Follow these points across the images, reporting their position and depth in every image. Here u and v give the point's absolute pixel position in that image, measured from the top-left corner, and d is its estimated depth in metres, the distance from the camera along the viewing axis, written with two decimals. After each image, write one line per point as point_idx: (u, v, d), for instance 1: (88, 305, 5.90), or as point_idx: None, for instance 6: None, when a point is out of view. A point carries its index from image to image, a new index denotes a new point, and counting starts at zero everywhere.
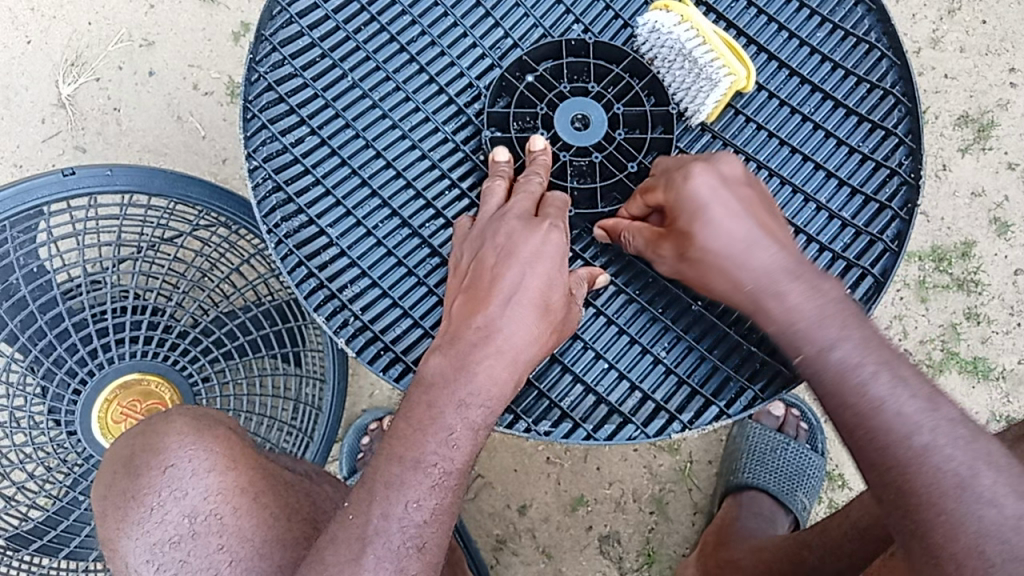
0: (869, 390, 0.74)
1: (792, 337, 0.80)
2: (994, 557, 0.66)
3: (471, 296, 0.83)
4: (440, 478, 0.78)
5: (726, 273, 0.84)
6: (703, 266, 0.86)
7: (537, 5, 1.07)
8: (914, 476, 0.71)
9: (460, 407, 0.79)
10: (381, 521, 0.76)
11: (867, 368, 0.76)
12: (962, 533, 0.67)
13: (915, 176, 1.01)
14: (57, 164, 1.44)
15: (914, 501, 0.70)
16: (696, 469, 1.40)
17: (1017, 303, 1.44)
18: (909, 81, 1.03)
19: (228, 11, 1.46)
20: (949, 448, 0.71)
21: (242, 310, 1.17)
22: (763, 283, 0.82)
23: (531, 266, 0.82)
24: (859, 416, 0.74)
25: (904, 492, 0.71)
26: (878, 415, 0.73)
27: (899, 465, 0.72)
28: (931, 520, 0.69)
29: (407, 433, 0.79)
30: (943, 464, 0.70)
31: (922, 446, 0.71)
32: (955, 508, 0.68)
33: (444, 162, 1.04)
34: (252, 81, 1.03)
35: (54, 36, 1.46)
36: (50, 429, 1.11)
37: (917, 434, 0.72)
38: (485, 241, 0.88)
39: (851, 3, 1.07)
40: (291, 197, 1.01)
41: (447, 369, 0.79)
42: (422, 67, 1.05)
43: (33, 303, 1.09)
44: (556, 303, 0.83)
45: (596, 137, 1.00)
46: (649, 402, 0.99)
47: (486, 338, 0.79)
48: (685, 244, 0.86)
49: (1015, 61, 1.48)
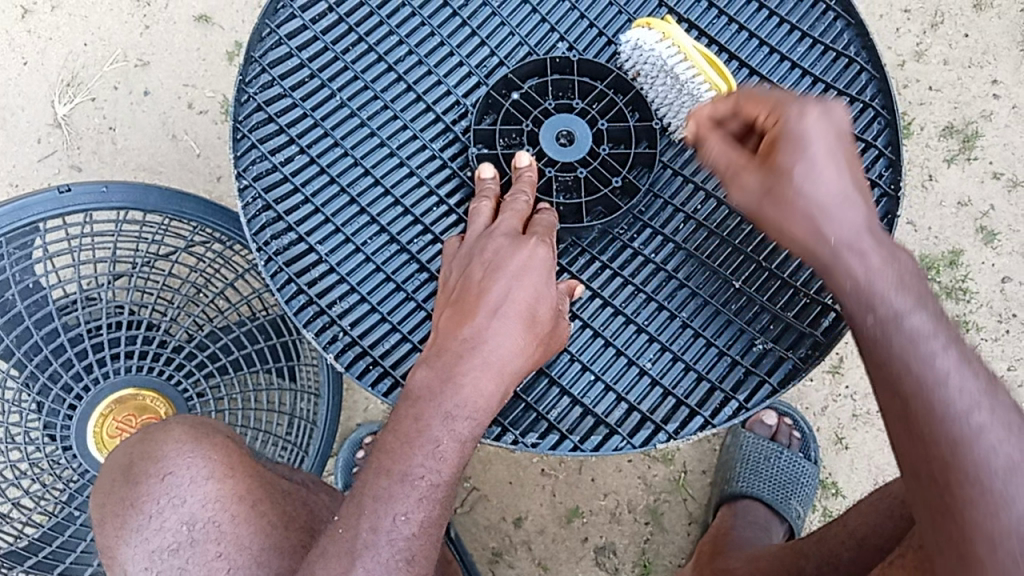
0: (937, 362, 0.67)
1: (868, 295, 0.73)
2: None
3: (460, 308, 0.84)
4: (428, 491, 0.78)
5: (813, 215, 0.77)
6: (791, 204, 0.79)
7: (522, 23, 1.09)
8: (964, 452, 0.63)
9: (446, 419, 0.79)
10: (370, 533, 0.77)
11: (940, 340, 0.68)
12: (1005, 516, 0.61)
13: (895, 187, 1.03)
14: (53, 183, 1.45)
15: (956, 478, 0.64)
16: (690, 479, 1.40)
17: (1005, 310, 1.45)
18: (888, 94, 1.05)
19: (222, 31, 1.48)
20: (1003, 432, 0.63)
21: (235, 325, 1.18)
22: (852, 243, 0.76)
23: (517, 279, 0.84)
24: (920, 385, 0.66)
25: (947, 468, 0.64)
26: (940, 388, 0.66)
27: (950, 438, 0.64)
28: (974, 499, 0.62)
29: (394, 446, 0.79)
30: (996, 448, 0.63)
31: (979, 423, 0.64)
32: (1004, 490, 0.62)
33: (432, 178, 1.05)
34: (242, 102, 1.04)
35: (51, 57, 1.48)
36: (46, 444, 1.11)
37: (976, 411, 0.64)
38: (473, 257, 0.89)
39: (831, 17, 1.09)
40: (280, 215, 1.03)
41: (433, 381, 0.80)
42: (409, 87, 1.07)
43: (29, 319, 1.10)
44: (542, 315, 0.84)
45: (581, 152, 1.02)
46: (635, 413, 1.00)
47: (473, 349, 0.80)
48: (779, 174, 0.80)
49: (998, 73, 1.50)
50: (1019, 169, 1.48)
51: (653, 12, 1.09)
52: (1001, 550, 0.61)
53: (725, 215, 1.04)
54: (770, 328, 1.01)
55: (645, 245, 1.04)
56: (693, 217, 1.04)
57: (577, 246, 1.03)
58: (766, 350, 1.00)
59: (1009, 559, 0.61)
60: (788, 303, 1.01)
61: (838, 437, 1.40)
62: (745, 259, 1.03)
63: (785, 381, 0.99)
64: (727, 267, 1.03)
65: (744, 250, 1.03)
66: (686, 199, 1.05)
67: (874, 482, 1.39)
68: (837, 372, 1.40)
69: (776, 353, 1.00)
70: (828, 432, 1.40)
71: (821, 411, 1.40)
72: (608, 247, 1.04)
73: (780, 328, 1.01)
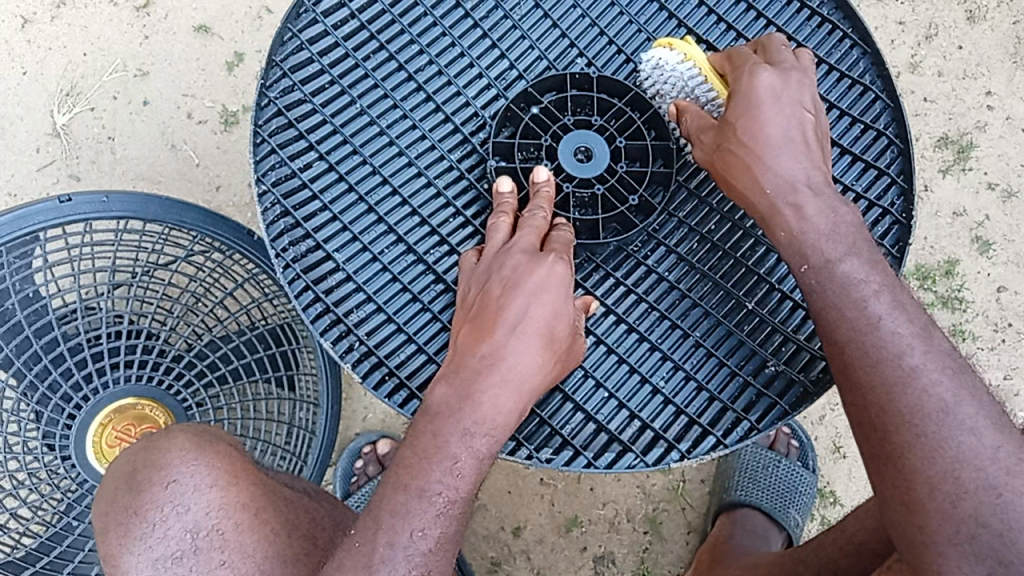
0: (868, 306, 0.79)
1: (800, 246, 0.85)
2: (968, 483, 0.70)
3: (477, 325, 0.84)
4: (445, 506, 0.79)
5: (753, 166, 0.88)
6: (737, 154, 0.89)
7: (540, 36, 1.10)
8: (897, 397, 0.75)
9: (465, 436, 0.80)
10: (388, 549, 0.77)
11: (871, 286, 0.81)
12: (939, 456, 0.71)
13: (907, 216, 1.03)
14: (52, 192, 1.45)
15: (892, 424, 0.74)
16: (689, 488, 1.40)
17: (1000, 319, 1.46)
18: (902, 122, 1.06)
19: (222, 41, 1.49)
20: (936, 373, 0.75)
21: (237, 334, 1.18)
22: (788, 191, 0.86)
23: (537, 295, 0.84)
24: (855, 330, 0.79)
25: (883, 412, 0.75)
26: (873, 332, 0.78)
27: (884, 384, 0.76)
28: (910, 442, 0.73)
29: (412, 461, 0.80)
30: (930, 388, 0.74)
31: (911, 367, 0.75)
32: (936, 430, 0.72)
33: (449, 190, 1.06)
34: (263, 106, 1.04)
35: (50, 67, 1.48)
36: (45, 454, 1.10)
37: (908, 354, 0.76)
38: (493, 272, 0.89)
39: (847, 44, 1.10)
40: (298, 222, 1.03)
41: (452, 398, 0.81)
42: (428, 96, 1.08)
43: (29, 328, 1.10)
44: (560, 333, 0.85)
45: (598, 169, 1.02)
46: (647, 431, 1.00)
47: (491, 366, 0.81)
48: (728, 125, 0.90)
49: (992, 85, 1.52)
50: (1014, 180, 1.49)
51: (672, 33, 1.10)
52: (939, 492, 0.71)
53: (739, 236, 1.05)
54: (781, 349, 1.01)
55: (659, 263, 1.05)
56: (708, 238, 1.05)
57: (591, 262, 1.04)
58: (778, 373, 1.01)
59: (947, 500, 0.70)
60: (799, 326, 1.02)
61: (836, 446, 1.41)
62: (758, 280, 1.04)
63: (797, 404, 0.99)
64: (741, 288, 1.04)
65: (756, 271, 1.04)
66: (700, 219, 1.06)
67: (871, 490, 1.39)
68: None
69: (786, 375, 1.00)
70: (826, 441, 1.41)
71: (818, 420, 1.41)
72: (622, 264, 1.05)
73: (791, 350, 1.01)
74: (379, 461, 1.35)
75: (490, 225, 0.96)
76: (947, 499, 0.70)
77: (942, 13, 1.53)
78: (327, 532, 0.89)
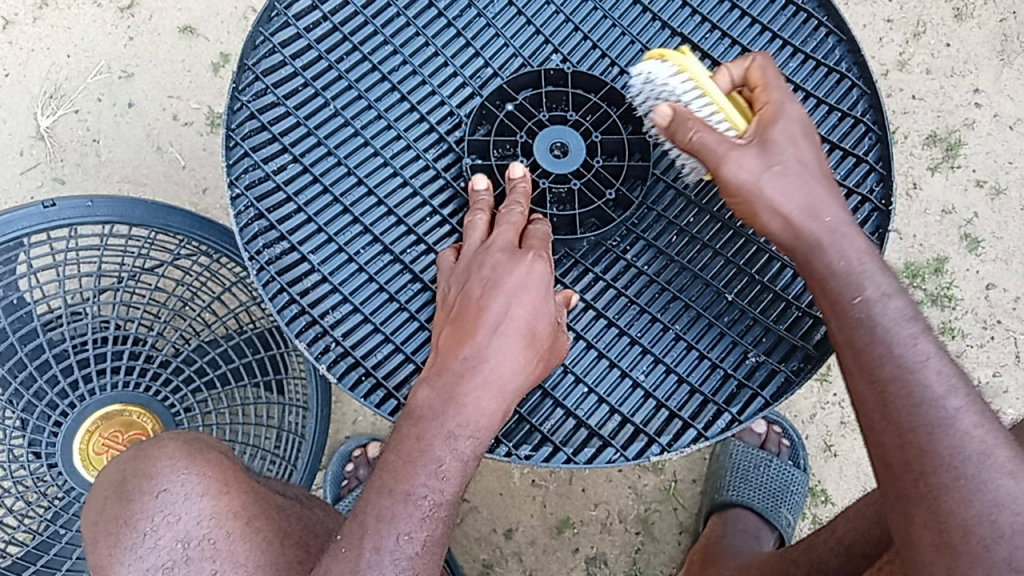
0: (918, 346, 0.76)
1: (854, 279, 0.81)
2: (1004, 527, 0.69)
3: (458, 327, 0.84)
4: (431, 509, 0.78)
5: (800, 200, 0.84)
6: (783, 183, 0.84)
7: (515, 34, 1.09)
8: (938, 439, 0.72)
9: (449, 438, 0.79)
10: (374, 554, 0.76)
11: (917, 325, 0.78)
12: (975, 501, 0.70)
13: (886, 202, 1.03)
14: (36, 196, 1.43)
15: (931, 465, 0.72)
16: (680, 488, 1.40)
17: (990, 317, 1.47)
18: (879, 110, 1.06)
19: (208, 42, 1.47)
20: (975, 416, 0.73)
21: (223, 338, 1.17)
22: (837, 227, 0.84)
23: (517, 296, 0.84)
24: (902, 368, 0.75)
25: (923, 454, 0.72)
26: (921, 371, 0.75)
27: (926, 425, 0.73)
28: (947, 484, 0.71)
29: (396, 466, 0.79)
30: (973, 429, 0.72)
31: (953, 409, 0.73)
32: (974, 474, 0.71)
33: (426, 189, 1.05)
34: (235, 110, 1.04)
35: (33, 69, 1.46)
36: (31, 461, 1.09)
37: (953, 396, 0.74)
38: (472, 272, 0.89)
39: (822, 33, 1.09)
40: (272, 224, 1.02)
41: (434, 401, 0.80)
42: (403, 96, 1.07)
43: (15, 335, 1.08)
44: (541, 332, 0.85)
45: (574, 164, 1.02)
46: (628, 425, 1.00)
47: (474, 369, 0.80)
48: (772, 148, 0.85)
49: (979, 82, 1.52)
50: (1002, 177, 1.50)
51: (646, 26, 1.09)
52: (974, 536, 0.70)
53: (718, 228, 1.05)
54: (762, 340, 1.01)
55: (638, 257, 1.04)
56: (686, 230, 1.05)
57: (570, 257, 1.03)
58: (758, 364, 1.01)
59: (982, 544, 0.69)
60: (779, 317, 1.02)
61: (827, 445, 1.41)
62: (737, 271, 1.03)
63: (778, 394, 0.99)
64: (720, 279, 1.03)
65: (735, 262, 1.04)
66: (678, 213, 1.05)
67: (863, 488, 1.39)
68: (825, 380, 1.41)
69: (767, 366, 1.00)
70: (817, 439, 1.41)
71: (809, 418, 1.41)
72: (601, 258, 1.04)
73: (771, 341, 1.01)
74: (369, 463, 1.35)
75: (467, 224, 0.96)
76: (981, 543, 0.69)
77: (930, 10, 1.53)
78: (318, 538, 0.89)
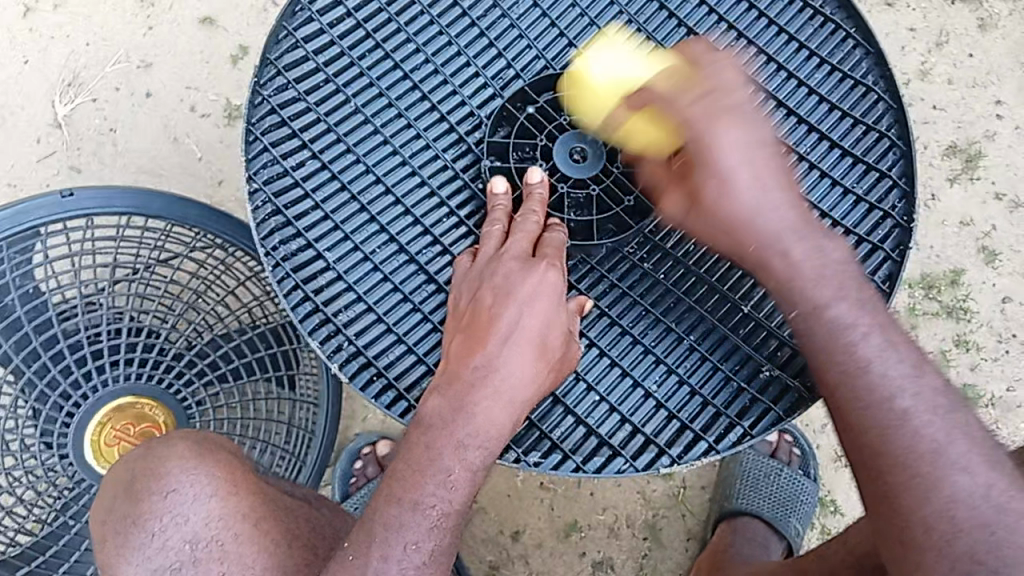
0: (858, 350, 0.79)
1: (792, 291, 0.85)
2: (963, 521, 0.72)
3: (471, 335, 0.87)
4: (439, 519, 0.79)
5: (741, 223, 0.87)
6: (716, 219, 0.88)
7: (539, 36, 1.08)
8: (890, 438, 0.76)
9: (458, 448, 0.81)
10: (381, 563, 0.78)
11: (858, 330, 0.81)
12: (935, 494, 0.73)
13: (908, 219, 1.03)
14: (52, 183, 1.43)
15: (886, 464, 0.76)
16: (689, 494, 1.40)
17: (1006, 331, 1.46)
18: (904, 124, 1.05)
19: (227, 34, 1.47)
20: (927, 414, 0.76)
21: (236, 332, 1.16)
22: (776, 235, 0.86)
23: (529, 305, 0.86)
24: (844, 372, 0.79)
25: (877, 455, 0.76)
26: (863, 376, 0.78)
27: (877, 425, 0.77)
28: (904, 483, 0.75)
29: (405, 474, 0.81)
30: (922, 428, 0.75)
31: (903, 410, 0.76)
32: (931, 471, 0.74)
33: (443, 190, 1.04)
34: (256, 104, 1.04)
35: (52, 56, 1.46)
36: (41, 451, 1.09)
37: (900, 396, 0.77)
38: (484, 280, 0.91)
39: (850, 45, 1.08)
40: (289, 220, 1.02)
41: (444, 410, 0.83)
42: (423, 96, 1.06)
43: (29, 325, 1.08)
44: (552, 342, 0.87)
45: (592, 171, 1.03)
46: (638, 435, 1.00)
47: (484, 379, 0.83)
48: (710, 152, 0.87)
49: (1002, 94, 1.51)
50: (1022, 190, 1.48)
51: (671, 31, 1.08)
52: (935, 532, 0.73)
53: None
54: (776, 355, 1.00)
55: (655, 266, 1.03)
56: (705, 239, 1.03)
57: (586, 263, 1.03)
58: (773, 378, 1.00)
59: (943, 540, 0.72)
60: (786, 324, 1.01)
61: (838, 454, 1.40)
62: (753, 285, 1.02)
63: (791, 410, 0.99)
64: (737, 292, 1.02)
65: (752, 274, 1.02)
66: None
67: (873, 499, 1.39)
68: None
69: (780, 383, 1.00)
70: (828, 448, 1.40)
71: (821, 428, 1.40)
72: (618, 266, 1.03)
73: (787, 354, 1.00)
74: (379, 462, 1.35)
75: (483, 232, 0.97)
76: (943, 538, 0.72)
77: (953, 20, 1.52)
78: (326, 541, 0.89)
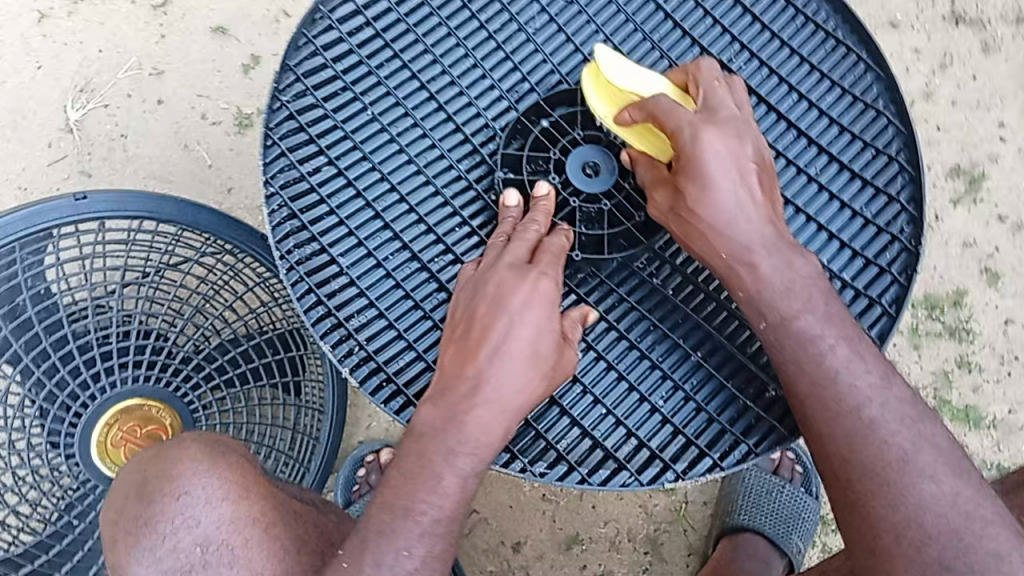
0: (826, 361, 0.84)
1: (758, 305, 0.87)
2: (931, 528, 0.75)
3: (463, 345, 0.87)
4: (429, 526, 0.80)
5: (716, 233, 0.88)
6: (693, 226, 0.89)
7: (555, 51, 1.09)
8: (858, 450, 0.80)
9: (450, 455, 0.82)
10: (373, 569, 0.78)
11: (827, 340, 0.85)
12: (902, 502, 0.77)
13: (915, 243, 1.03)
14: (62, 187, 1.44)
15: (855, 473, 0.80)
16: (691, 510, 1.40)
17: (1007, 352, 1.46)
18: (913, 149, 1.05)
19: (239, 43, 1.48)
20: (894, 424, 0.80)
21: (245, 338, 1.17)
22: (748, 245, 0.88)
23: (521, 317, 0.86)
24: (815, 382, 0.83)
25: (846, 464, 0.80)
26: (830, 386, 0.83)
27: (843, 436, 0.81)
28: (873, 491, 0.78)
29: (400, 485, 0.82)
30: (888, 438, 0.80)
31: (869, 420, 0.81)
32: (896, 479, 0.78)
33: (456, 200, 1.05)
34: (274, 109, 1.05)
35: (65, 62, 1.47)
36: (49, 453, 1.10)
37: (868, 406, 0.81)
38: (478, 287, 0.90)
39: (861, 68, 1.09)
40: (304, 225, 1.03)
41: (437, 420, 0.84)
42: (439, 106, 1.07)
43: (40, 326, 1.09)
44: (545, 351, 0.87)
45: (603, 186, 1.04)
46: (643, 449, 1.00)
47: (475, 391, 0.84)
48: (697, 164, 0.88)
49: (1005, 117, 1.52)
50: None
51: (685, 50, 1.09)
52: (904, 539, 0.75)
53: None
54: None
55: (664, 281, 1.04)
56: None
57: (595, 277, 1.03)
58: (778, 398, 1.00)
59: (912, 545, 0.75)
60: None
61: None
62: None
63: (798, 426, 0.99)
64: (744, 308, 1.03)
65: None
66: None
67: None
68: None
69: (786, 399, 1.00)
70: None
71: None
72: (627, 280, 1.04)
73: None
74: (381, 468, 1.34)
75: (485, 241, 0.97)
76: (911, 545, 0.75)
77: (957, 43, 1.54)
78: (332, 547, 0.89)
